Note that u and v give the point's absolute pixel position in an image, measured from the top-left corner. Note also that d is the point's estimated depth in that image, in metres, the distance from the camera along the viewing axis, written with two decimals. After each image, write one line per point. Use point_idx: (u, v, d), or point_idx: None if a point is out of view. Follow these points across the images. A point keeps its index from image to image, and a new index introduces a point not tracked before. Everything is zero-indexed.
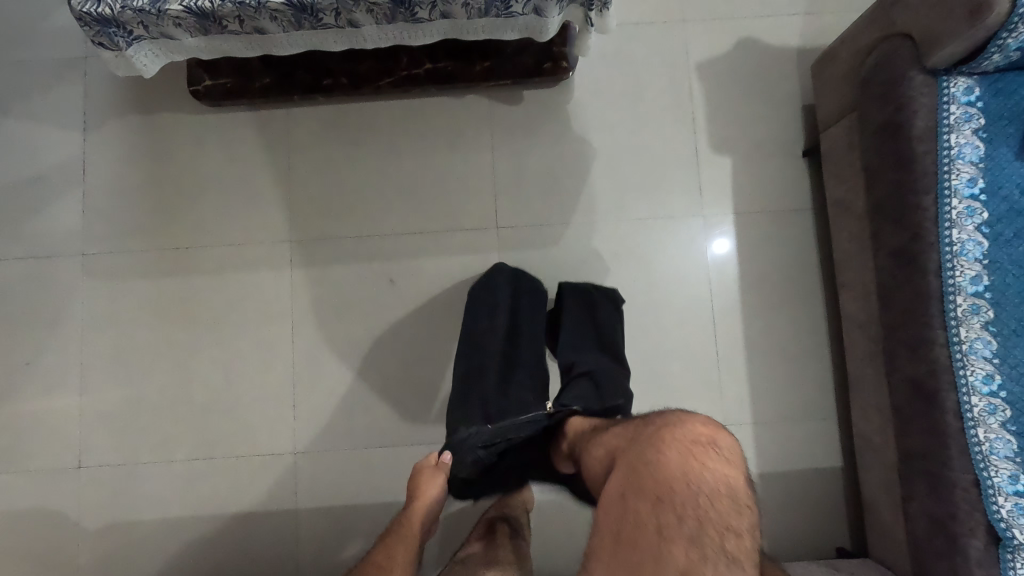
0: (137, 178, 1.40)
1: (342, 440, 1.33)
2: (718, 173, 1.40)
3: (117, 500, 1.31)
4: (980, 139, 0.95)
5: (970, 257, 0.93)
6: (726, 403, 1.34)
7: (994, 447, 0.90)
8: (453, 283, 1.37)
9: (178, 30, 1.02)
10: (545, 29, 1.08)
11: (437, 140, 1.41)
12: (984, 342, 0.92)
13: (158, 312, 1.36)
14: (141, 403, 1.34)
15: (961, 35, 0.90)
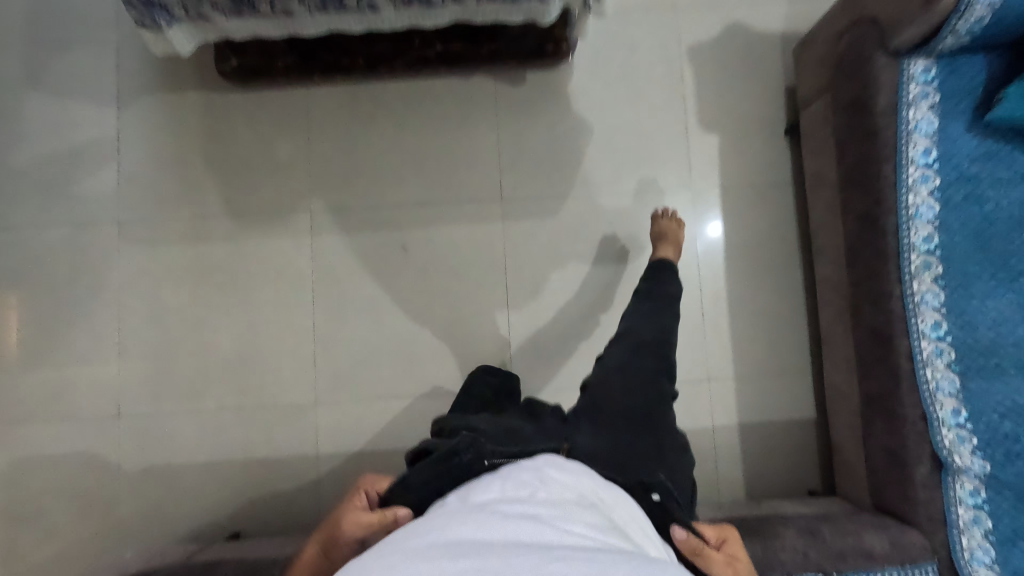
0: (169, 152, 1.51)
1: (360, 392, 1.46)
2: (707, 149, 1.52)
3: (154, 445, 1.44)
4: (935, 113, 1.06)
5: (923, 219, 1.05)
6: (710, 360, 1.46)
7: (940, 385, 1.03)
8: (461, 250, 1.49)
9: (215, 10, 1.14)
10: (548, 13, 1.19)
11: (446, 117, 1.52)
12: (933, 293, 1.04)
13: (191, 276, 1.48)
14: (175, 359, 1.46)
15: (919, 19, 1.01)
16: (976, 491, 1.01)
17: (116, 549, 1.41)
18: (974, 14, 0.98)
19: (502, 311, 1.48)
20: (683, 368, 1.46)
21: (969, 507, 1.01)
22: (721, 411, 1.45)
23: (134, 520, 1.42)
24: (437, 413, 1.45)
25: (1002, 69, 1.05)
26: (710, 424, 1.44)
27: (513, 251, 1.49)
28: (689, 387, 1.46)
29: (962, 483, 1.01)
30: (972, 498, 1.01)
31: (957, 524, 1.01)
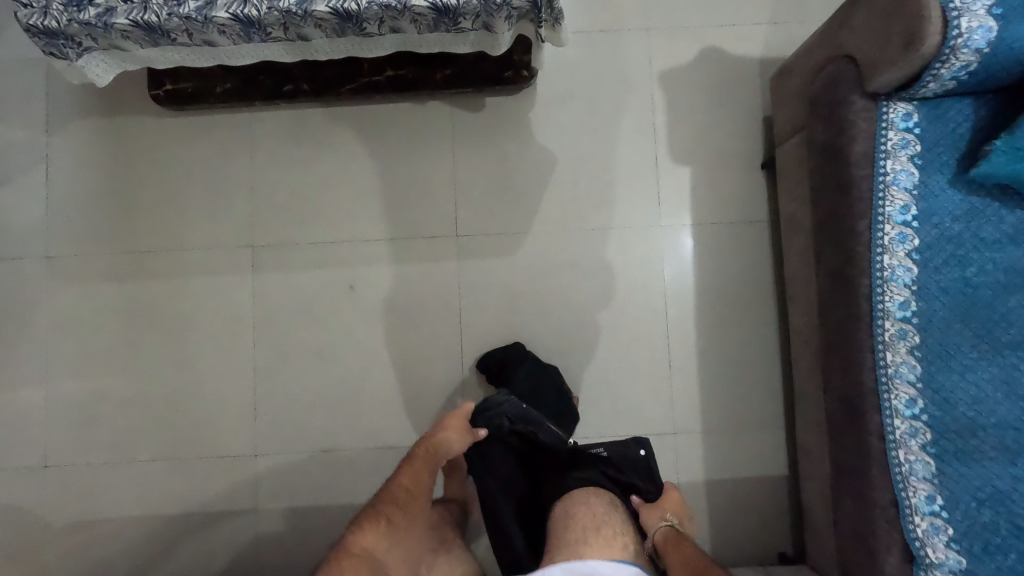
0: (102, 182, 1.41)
1: (303, 443, 1.37)
2: (677, 184, 1.41)
3: (85, 498, 1.35)
4: (915, 165, 0.96)
5: (899, 283, 0.95)
6: (677, 412, 1.37)
7: (913, 468, 0.94)
8: (413, 291, 1.40)
9: (127, 41, 1.03)
10: (497, 44, 1.08)
11: (399, 147, 1.42)
12: (909, 366, 0.94)
13: (124, 315, 1.39)
14: (107, 406, 1.37)
15: (899, 63, 0.90)
16: None
17: None
18: (959, 60, 0.88)
19: (455, 356, 1.39)
20: (648, 420, 1.37)
21: None
22: (687, 467, 1.36)
23: None
24: (384, 465, 1.36)
25: (990, 117, 0.95)
26: (675, 481, 1.35)
27: (469, 293, 1.40)
28: (654, 440, 1.36)
29: None
30: None
31: None
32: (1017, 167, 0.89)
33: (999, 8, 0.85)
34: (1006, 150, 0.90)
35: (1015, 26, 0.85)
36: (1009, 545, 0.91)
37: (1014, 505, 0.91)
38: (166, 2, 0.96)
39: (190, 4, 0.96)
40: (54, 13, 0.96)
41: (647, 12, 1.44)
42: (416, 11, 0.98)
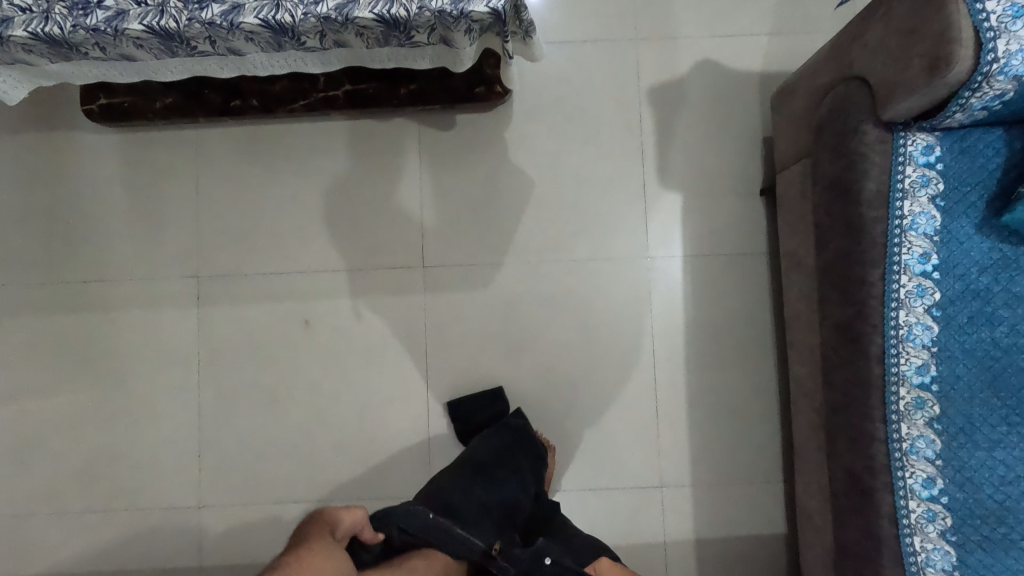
0: (32, 204, 1.27)
1: (251, 494, 1.24)
2: (668, 211, 1.28)
3: (10, 552, 1.23)
4: (936, 206, 0.83)
5: (917, 343, 0.82)
6: (664, 464, 1.24)
7: (930, 559, 0.81)
8: (374, 326, 1.27)
9: (33, 55, 0.89)
10: (459, 59, 0.95)
11: (359, 167, 1.29)
12: (926, 440, 0.81)
13: (55, 352, 1.26)
14: (35, 452, 1.25)
15: (922, 89, 0.76)
16: None
17: None
18: (992, 88, 0.74)
19: (420, 400, 1.25)
20: (632, 472, 1.24)
21: None
22: (674, 524, 1.23)
23: None
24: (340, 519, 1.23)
25: None
26: (661, 540, 1.22)
27: (435, 328, 1.27)
28: (638, 494, 1.23)
29: None
30: None
31: None
32: None
33: None
34: None
35: None
36: None
37: None
38: (70, 12, 0.83)
39: (98, 13, 0.83)
40: None
41: (635, 20, 1.31)
42: (359, 24, 0.84)
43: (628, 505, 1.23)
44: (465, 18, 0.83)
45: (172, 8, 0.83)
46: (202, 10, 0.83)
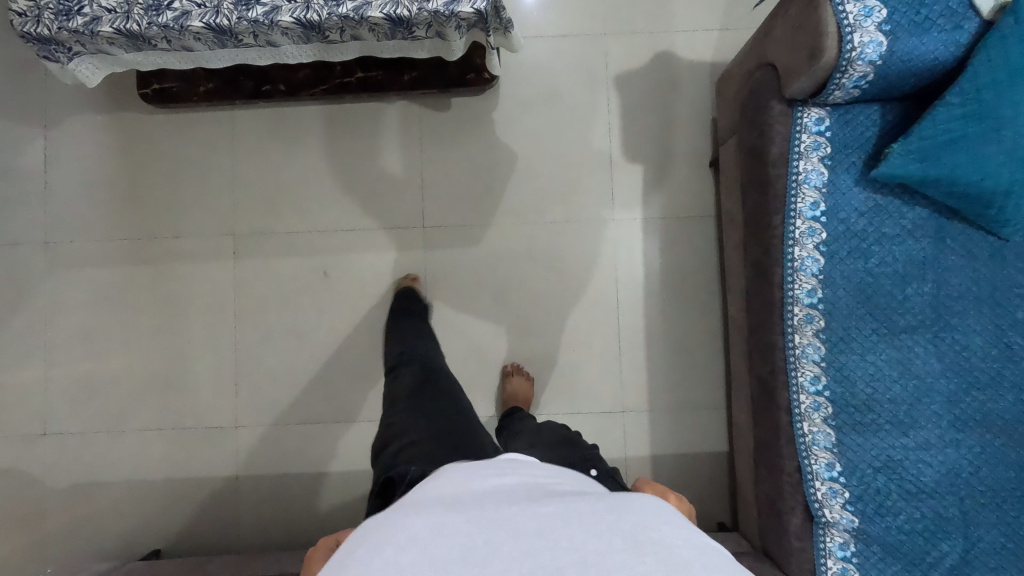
0: (94, 174, 1.51)
1: (279, 417, 1.48)
2: (631, 179, 1.50)
3: (79, 463, 1.47)
4: (824, 165, 1.05)
5: (808, 272, 1.05)
6: (626, 393, 1.47)
7: (816, 438, 1.04)
8: (383, 277, 1.50)
9: (113, 46, 1.13)
10: (451, 49, 1.18)
11: (369, 143, 1.52)
12: (814, 347, 1.04)
13: (114, 298, 1.50)
14: (99, 380, 1.49)
15: (806, 72, 0.99)
16: (845, 544, 1.02)
17: (35, 564, 1.44)
18: (855, 71, 0.96)
19: None
20: (599, 399, 1.47)
21: (838, 559, 1.02)
22: (634, 442, 1.46)
23: (60, 535, 1.46)
24: (354, 438, 1.47)
25: (893, 122, 1.05)
26: (623, 455, 1.46)
27: (433, 278, 1.50)
28: (604, 418, 1.47)
29: (831, 535, 1.03)
30: (841, 551, 1.02)
31: None
32: (909, 168, 0.97)
33: (889, 24, 0.93)
34: (901, 153, 0.97)
35: (902, 41, 0.94)
36: (898, 507, 1.02)
37: (904, 472, 1.02)
38: (145, 12, 1.06)
39: (168, 14, 1.06)
40: (46, 22, 1.06)
41: (604, 17, 1.53)
42: (372, 21, 1.07)
43: (596, 427, 1.47)
44: (455, 17, 1.06)
45: (226, 9, 1.06)
46: (249, 11, 1.06)
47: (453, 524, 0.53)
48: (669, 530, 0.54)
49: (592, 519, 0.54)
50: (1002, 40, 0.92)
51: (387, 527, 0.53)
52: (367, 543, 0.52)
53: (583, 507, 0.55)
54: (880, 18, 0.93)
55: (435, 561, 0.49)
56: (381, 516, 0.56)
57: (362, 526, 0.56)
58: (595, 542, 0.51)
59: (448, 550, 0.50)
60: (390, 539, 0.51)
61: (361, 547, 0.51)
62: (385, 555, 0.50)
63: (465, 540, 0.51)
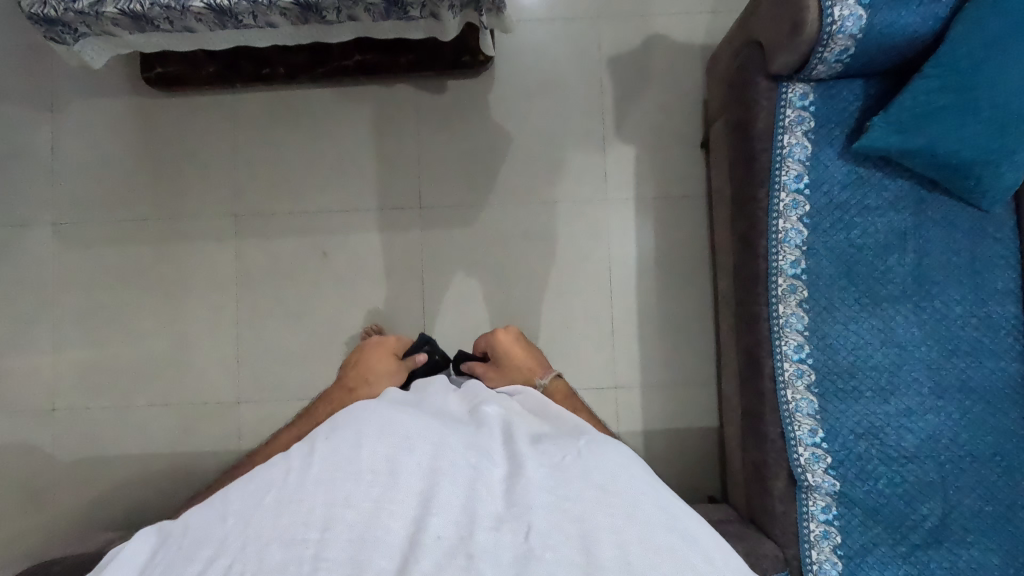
0: (100, 157, 1.55)
1: (280, 393, 1.52)
2: (624, 161, 1.53)
3: (86, 438, 1.51)
4: (808, 139, 1.08)
5: (792, 244, 1.07)
6: (618, 369, 1.50)
7: (799, 405, 1.07)
8: (381, 256, 1.54)
9: (117, 28, 1.16)
10: (445, 30, 1.21)
11: (368, 126, 1.55)
12: (798, 316, 1.07)
13: (120, 278, 1.53)
14: (106, 357, 1.52)
15: (789, 46, 1.02)
16: (828, 508, 1.05)
17: (45, 535, 1.49)
18: (837, 44, 0.99)
19: (418, 317, 1.52)
20: (592, 376, 1.50)
21: (820, 522, 1.05)
22: (626, 417, 1.49)
23: (68, 507, 1.50)
24: None
25: (875, 97, 1.07)
26: (616, 430, 1.49)
27: (430, 258, 1.53)
28: (597, 394, 1.50)
29: (814, 500, 1.05)
30: (824, 514, 1.05)
31: (807, 539, 1.05)
32: (889, 140, 1.00)
33: None
34: (882, 125, 1.01)
35: (881, 15, 0.96)
36: (879, 471, 1.04)
37: (885, 438, 1.05)
38: None
39: None
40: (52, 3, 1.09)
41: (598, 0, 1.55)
42: None
43: (589, 403, 1.50)
44: None
45: None
46: None
47: (445, 443, 0.65)
48: (635, 485, 0.63)
49: (565, 469, 0.64)
50: (980, 14, 0.94)
51: (385, 425, 0.66)
52: (364, 430, 0.65)
53: (561, 452, 0.67)
54: None
55: (417, 465, 0.63)
56: (386, 412, 0.69)
57: (362, 408, 0.70)
58: (566, 486, 0.62)
59: (431, 456, 0.64)
60: (384, 437, 0.65)
61: (362, 434, 0.65)
62: (378, 446, 0.64)
63: (438, 451, 0.64)
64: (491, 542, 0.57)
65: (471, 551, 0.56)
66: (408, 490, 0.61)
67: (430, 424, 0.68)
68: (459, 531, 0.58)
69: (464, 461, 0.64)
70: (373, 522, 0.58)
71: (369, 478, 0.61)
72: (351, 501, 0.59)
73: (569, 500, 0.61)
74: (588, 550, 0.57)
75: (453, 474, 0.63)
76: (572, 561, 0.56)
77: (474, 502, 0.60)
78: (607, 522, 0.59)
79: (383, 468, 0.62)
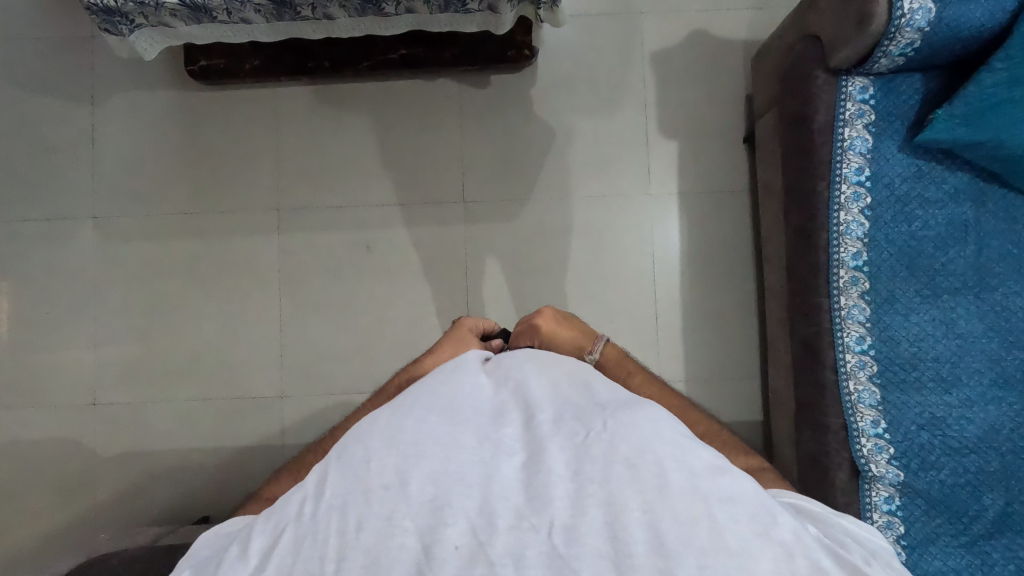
0: (141, 151, 1.54)
1: (324, 387, 1.51)
2: (666, 155, 1.54)
3: (128, 433, 1.50)
4: (869, 132, 1.08)
5: (853, 236, 1.08)
6: (662, 363, 1.50)
7: (861, 396, 1.08)
8: (425, 250, 1.53)
9: (174, 19, 1.16)
10: (501, 23, 1.21)
11: (411, 119, 1.55)
12: (859, 308, 1.08)
13: (161, 272, 1.53)
14: (147, 351, 1.51)
15: (853, 40, 1.02)
16: (891, 498, 1.06)
17: (90, 530, 1.48)
18: (903, 37, 1.00)
19: (462, 310, 1.52)
20: None
21: (883, 513, 1.06)
22: None
23: (111, 503, 1.49)
24: None
25: (936, 90, 1.08)
26: None
27: (474, 251, 1.53)
28: None
29: (877, 490, 1.06)
30: (887, 505, 1.06)
31: (871, 529, 1.06)
32: (954, 132, 1.01)
33: None
34: (946, 118, 1.02)
35: (949, 8, 0.97)
36: (942, 462, 1.05)
37: (947, 429, 1.05)
38: None
39: None
40: None
41: None
42: None
43: None
44: None
45: None
46: None
47: (453, 441, 0.56)
48: (675, 453, 0.55)
49: (587, 447, 0.55)
50: None
51: (389, 429, 0.57)
52: (370, 443, 0.57)
53: (582, 428, 0.57)
54: None
55: (423, 471, 0.54)
56: (386, 414, 0.61)
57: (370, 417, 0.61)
58: (591, 478, 0.53)
59: (436, 459, 0.55)
60: (388, 445, 0.56)
61: (359, 449, 0.57)
62: (385, 460, 0.55)
63: (449, 453, 0.55)
64: (515, 547, 0.50)
65: (490, 558, 0.50)
66: (423, 503, 0.53)
67: (434, 418, 0.58)
68: (479, 539, 0.51)
69: (474, 460, 0.55)
70: (385, 541, 0.51)
71: (377, 497, 0.53)
72: (362, 522, 0.52)
73: (594, 484, 0.53)
74: (619, 540, 0.50)
75: (465, 475, 0.54)
76: (601, 558, 0.50)
77: (491, 500, 0.53)
78: (637, 504, 0.52)
79: (391, 483, 0.54)
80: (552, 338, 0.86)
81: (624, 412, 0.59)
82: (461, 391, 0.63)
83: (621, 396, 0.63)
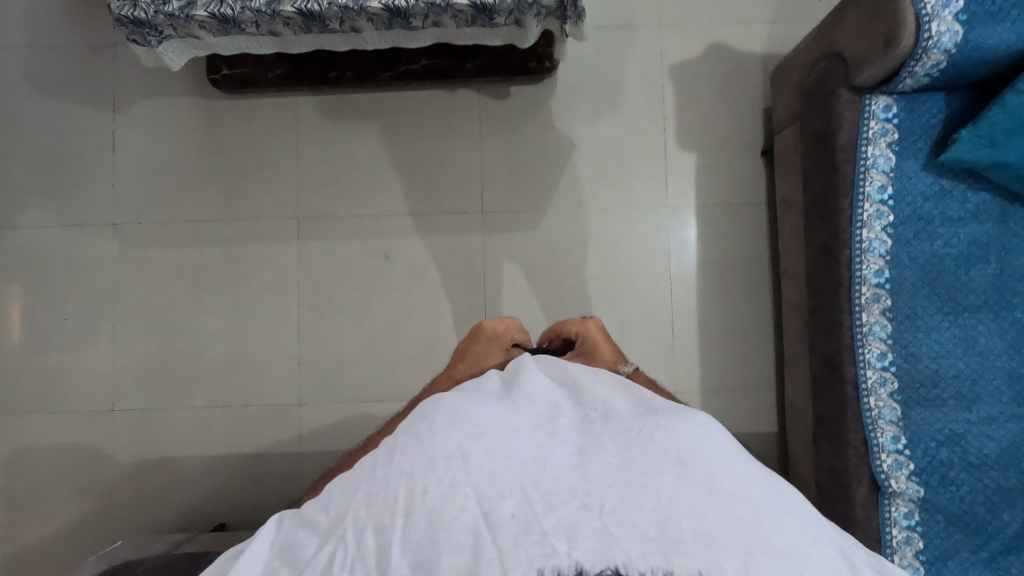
0: (161, 158, 1.54)
1: (341, 394, 1.52)
2: (684, 167, 1.55)
3: (147, 439, 1.51)
4: (892, 150, 1.10)
5: (875, 253, 1.10)
6: (678, 373, 1.52)
7: (881, 413, 1.09)
8: (443, 259, 1.54)
9: (203, 31, 1.16)
10: (526, 37, 1.22)
11: (431, 129, 1.56)
12: (881, 325, 1.09)
13: (181, 279, 1.53)
14: (166, 358, 1.52)
15: (879, 60, 1.04)
16: (910, 514, 1.08)
17: (108, 535, 1.49)
18: (930, 59, 1.01)
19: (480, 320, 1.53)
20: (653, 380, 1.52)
21: (903, 528, 1.08)
22: None
23: (129, 508, 1.50)
24: None
25: (959, 109, 1.09)
26: None
27: (492, 260, 1.54)
28: None
29: (897, 505, 1.08)
30: (906, 520, 1.08)
31: (890, 543, 1.08)
32: (978, 153, 1.02)
33: (964, 14, 0.98)
34: (969, 138, 1.03)
35: (975, 31, 0.99)
36: (960, 479, 1.06)
37: (967, 445, 1.06)
38: None
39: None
40: (143, 6, 1.10)
41: (659, 9, 1.57)
42: (457, 8, 1.11)
43: None
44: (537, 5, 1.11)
45: None
46: None
47: (513, 423, 0.58)
48: (723, 458, 0.56)
49: (643, 440, 0.56)
50: None
51: (454, 408, 0.60)
52: (436, 418, 0.59)
53: (637, 423, 0.58)
54: (956, 8, 0.98)
55: (482, 446, 0.56)
56: (450, 398, 0.62)
57: (435, 398, 0.63)
58: (646, 465, 0.54)
59: (497, 437, 0.56)
60: (451, 421, 0.58)
61: (425, 423, 0.59)
62: (449, 434, 0.57)
63: (507, 434, 0.57)
64: (570, 522, 0.51)
65: (545, 529, 0.51)
66: (482, 476, 0.54)
67: (495, 403, 0.61)
68: (535, 512, 0.52)
69: (531, 441, 0.57)
70: (447, 505, 0.52)
71: (440, 467, 0.55)
72: (427, 487, 0.54)
73: (648, 476, 0.54)
74: (667, 526, 0.51)
75: (521, 456, 0.55)
76: (652, 541, 0.50)
77: (547, 480, 0.54)
78: (687, 498, 0.52)
79: (454, 455, 0.55)
80: (593, 346, 0.89)
81: (676, 415, 0.59)
82: (517, 385, 0.65)
83: (671, 404, 0.64)
